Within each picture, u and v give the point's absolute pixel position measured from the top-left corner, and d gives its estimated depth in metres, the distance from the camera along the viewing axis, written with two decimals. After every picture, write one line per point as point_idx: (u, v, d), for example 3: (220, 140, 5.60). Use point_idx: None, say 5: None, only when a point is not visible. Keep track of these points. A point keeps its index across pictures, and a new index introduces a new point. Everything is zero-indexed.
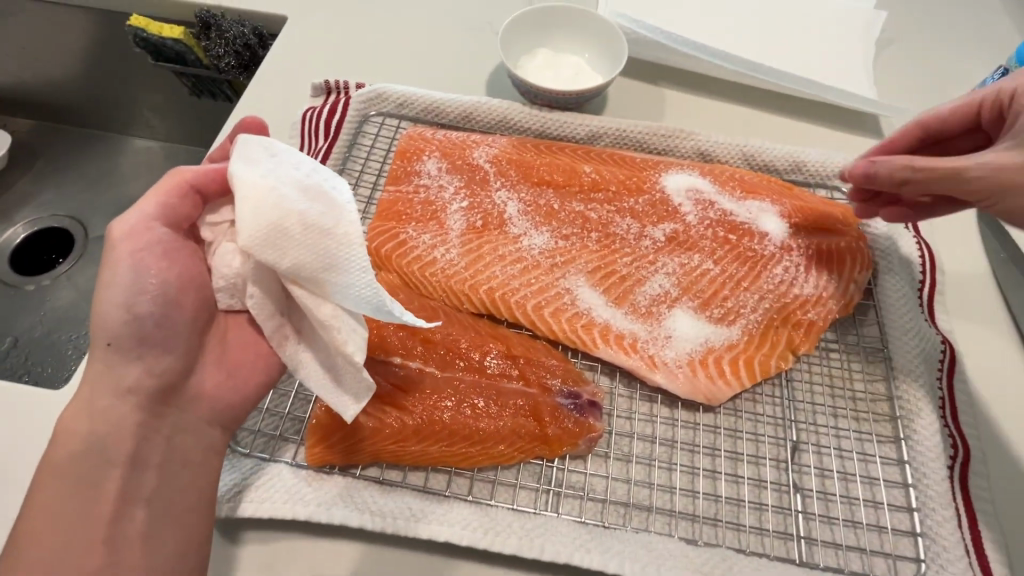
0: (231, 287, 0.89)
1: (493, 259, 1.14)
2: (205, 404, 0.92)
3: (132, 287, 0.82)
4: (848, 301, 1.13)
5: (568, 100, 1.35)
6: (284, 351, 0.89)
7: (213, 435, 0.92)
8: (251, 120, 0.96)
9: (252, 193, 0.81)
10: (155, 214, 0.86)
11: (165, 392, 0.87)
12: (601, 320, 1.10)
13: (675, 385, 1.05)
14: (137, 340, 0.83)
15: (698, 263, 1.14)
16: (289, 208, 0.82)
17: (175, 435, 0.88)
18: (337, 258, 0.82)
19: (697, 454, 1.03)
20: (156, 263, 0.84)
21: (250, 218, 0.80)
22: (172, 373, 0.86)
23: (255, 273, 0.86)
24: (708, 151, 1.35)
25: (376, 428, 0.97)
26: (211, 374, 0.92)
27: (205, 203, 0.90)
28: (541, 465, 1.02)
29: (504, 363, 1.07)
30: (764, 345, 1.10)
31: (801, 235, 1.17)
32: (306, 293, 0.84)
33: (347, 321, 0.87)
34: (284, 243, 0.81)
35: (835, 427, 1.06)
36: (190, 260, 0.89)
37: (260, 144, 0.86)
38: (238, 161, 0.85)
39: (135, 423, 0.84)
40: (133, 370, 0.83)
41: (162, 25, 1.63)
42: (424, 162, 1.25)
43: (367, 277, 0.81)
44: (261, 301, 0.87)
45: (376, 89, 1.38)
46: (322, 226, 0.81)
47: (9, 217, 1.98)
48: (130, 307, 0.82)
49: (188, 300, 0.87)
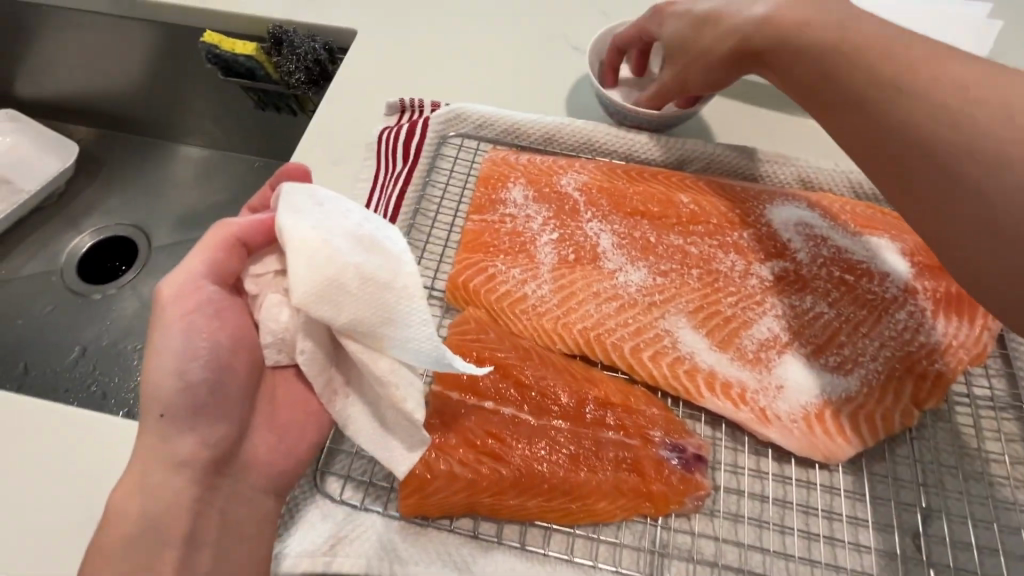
0: (280, 342, 0.88)
1: (586, 296, 1.08)
2: (256, 473, 0.90)
3: (184, 353, 0.83)
4: (982, 350, 1.02)
5: (662, 122, 1.27)
6: (333, 407, 0.87)
7: (269, 503, 0.91)
8: (296, 167, 0.98)
9: (306, 247, 0.82)
10: (202, 273, 0.87)
11: (218, 464, 0.86)
12: (705, 366, 1.02)
13: (791, 442, 0.97)
14: (190, 411, 0.83)
15: (809, 306, 1.06)
16: (342, 261, 0.82)
17: (229, 507, 0.87)
18: (393, 310, 0.82)
19: (810, 515, 0.96)
20: (208, 324, 0.85)
21: (304, 272, 0.80)
22: (224, 443, 0.86)
23: (305, 326, 0.85)
24: (809, 178, 1.25)
25: (472, 481, 0.92)
26: (263, 440, 0.91)
27: (249, 254, 0.90)
28: (644, 524, 0.95)
29: (601, 410, 1.00)
30: (886, 396, 1.00)
31: (926, 277, 1.08)
32: (360, 348, 0.83)
33: (404, 375, 0.85)
34: (339, 297, 0.81)
35: (970, 493, 0.96)
36: (239, 317, 0.89)
37: (306, 194, 0.88)
38: (285, 213, 0.85)
39: (190, 500, 0.83)
40: (186, 441, 0.83)
41: (235, 42, 1.63)
42: (509, 190, 1.19)
43: (428, 330, 0.83)
44: (312, 355, 0.85)
45: (455, 109, 1.34)
46: (378, 278, 0.83)
47: (77, 225, 2.01)
48: (183, 376, 0.82)
49: (240, 364, 0.88)
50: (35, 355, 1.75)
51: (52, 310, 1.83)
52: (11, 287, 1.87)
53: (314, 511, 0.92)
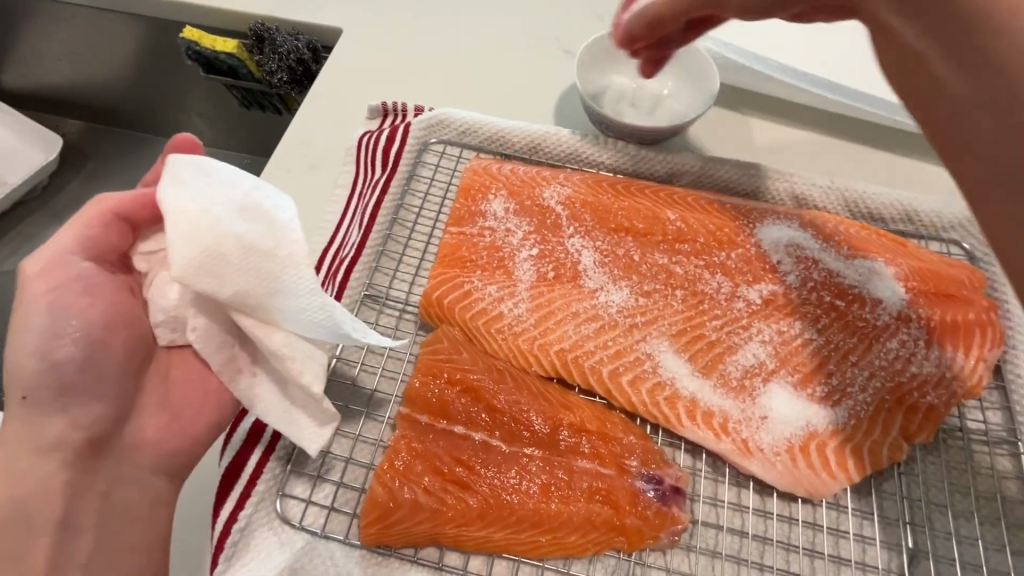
0: (172, 322, 0.85)
1: (565, 316, 1.04)
2: (147, 451, 0.87)
3: (48, 332, 0.76)
4: (978, 382, 0.97)
5: (650, 136, 1.22)
6: (235, 385, 0.87)
7: (159, 485, 0.88)
8: (184, 138, 0.88)
9: (182, 217, 0.78)
10: (74, 246, 0.79)
11: (95, 446, 0.82)
12: (687, 394, 0.98)
13: (772, 476, 0.93)
14: (57, 392, 0.78)
15: (799, 332, 1.01)
16: (224, 230, 0.80)
17: (112, 489, 0.84)
18: (280, 281, 0.83)
19: (793, 552, 0.91)
20: (76, 302, 0.78)
21: (182, 245, 0.77)
22: (101, 424, 0.81)
23: (196, 303, 0.83)
24: (803, 195, 1.21)
25: (436, 510, 0.88)
26: (152, 421, 0.88)
27: (134, 231, 0.84)
28: (617, 558, 0.91)
29: (577, 438, 0.96)
30: (874, 429, 0.95)
31: (922, 304, 1.03)
32: (252, 322, 0.83)
33: (301, 348, 0.86)
34: (221, 269, 0.79)
35: (960, 533, 0.92)
36: (116, 295, 0.82)
37: (191, 162, 0.83)
38: (165, 183, 0.81)
39: (63, 483, 0.79)
40: (55, 424, 0.78)
41: (215, 38, 1.58)
42: (489, 202, 1.14)
43: (319, 300, 0.84)
44: (205, 331, 0.84)
45: (438, 114, 1.29)
46: (262, 248, 0.82)
47: (57, 219, 1.97)
48: (46, 354, 0.76)
49: (116, 340, 0.81)
50: (10, 354, 1.69)
51: None
52: None
53: (271, 539, 0.87)
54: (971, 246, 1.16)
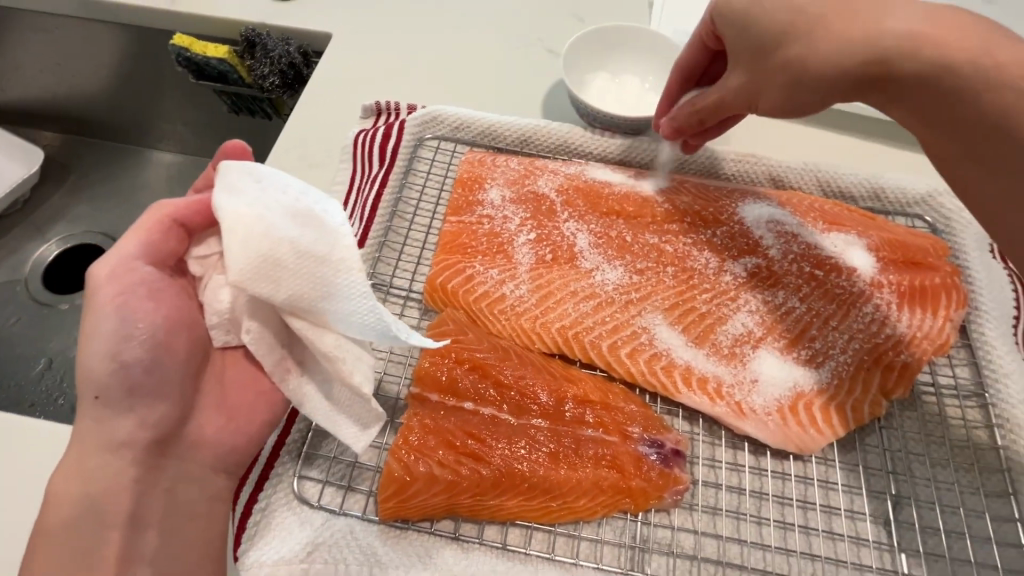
0: (225, 323, 0.87)
1: (564, 295, 1.09)
2: (207, 450, 0.89)
3: (117, 335, 0.79)
4: (945, 340, 1.06)
5: (634, 125, 1.29)
6: (286, 385, 0.87)
7: (219, 482, 0.90)
8: (233, 146, 0.92)
9: (239, 225, 0.80)
10: (138, 252, 0.82)
11: (161, 443, 0.84)
12: (682, 362, 1.04)
13: (766, 434, 0.99)
14: (127, 392, 0.79)
15: (783, 301, 1.08)
16: (279, 236, 0.81)
17: (175, 486, 0.86)
18: (332, 285, 0.81)
19: (786, 505, 0.97)
20: (141, 305, 0.80)
21: (240, 250, 0.79)
22: (166, 422, 0.83)
23: (250, 306, 0.84)
24: (780, 177, 1.29)
25: (452, 482, 0.91)
26: (211, 419, 0.89)
27: (190, 235, 0.86)
28: (624, 520, 0.96)
29: (581, 409, 1.00)
30: (855, 387, 1.02)
31: (891, 271, 1.11)
32: (305, 324, 0.83)
33: (351, 349, 0.86)
34: (277, 274, 0.80)
35: (937, 479, 0.99)
36: (178, 300, 0.85)
37: (244, 171, 0.84)
38: (221, 192, 0.83)
39: (133, 479, 0.81)
40: (125, 423, 0.80)
41: (206, 45, 1.60)
42: (486, 191, 1.19)
43: (369, 303, 0.81)
44: (259, 333, 0.84)
45: (433, 111, 1.34)
46: (315, 252, 0.81)
47: (42, 233, 1.95)
48: (117, 356, 0.78)
49: (179, 343, 0.84)
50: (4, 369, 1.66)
51: (17, 323, 1.76)
52: None
53: (292, 518, 0.90)
54: (934, 219, 1.26)
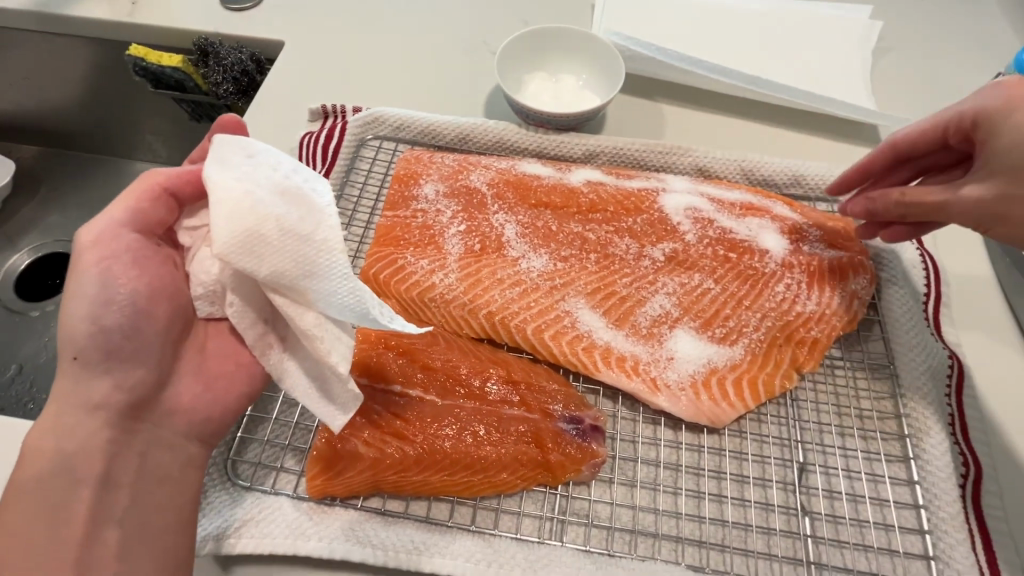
0: (210, 295, 0.89)
1: (491, 283, 1.14)
2: (182, 417, 0.92)
3: (99, 299, 0.83)
4: (852, 317, 1.12)
5: (566, 121, 1.35)
6: (267, 359, 0.90)
7: (191, 449, 0.93)
8: (229, 120, 0.95)
9: (228, 197, 0.82)
10: (124, 220, 0.86)
11: (136, 408, 0.86)
12: (602, 343, 1.09)
13: (678, 408, 1.04)
14: (105, 354, 0.83)
15: (698, 282, 1.14)
16: (266, 211, 0.83)
17: (149, 451, 0.88)
18: (315, 265, 0.83)
19: (699, 476, 1.02)
20: (124, 272, 0.84)
21: (227, 223, 0.81)
22: (142, 388, 0.86)
23: (233, 280, 0.86)
24: (707, 167, 1.35)
25: (376, 459, 0.96)
26: (188, 388, 0.92)
27: (180, 207, 0.90)
28: (545, 492, 1.00)
29: (505, 389, 1.06)
30: (767, 364, 1.08)
31: (801, 252, 1.17)
32: (287, 301, 0.85)
33: (331, 329, 0.88)
34: (260, 249, 0.81)
35: (843, 447, 1.04)
36: (160, 268, 0.88)
37: (238, 146, 0.88)
38: (212, 164, 0.86)
39: (106, 439, 0.84)
40: (101, 385, 0.83)
41: (161, 54, 1.66)
42: (421, 186, 1.25)
43: (350, 284, 0.84)
44: (241, 308, 0.87)
45: (374, 112, 1.40)
46: (299, 231, 0.83)
47: (15, 243, 2.00)
48: (97, 320, 0.82)
49: (160, 311, 0.87)
50: None
51: None
52: None
53: (223, 497, 0.95)
54: None
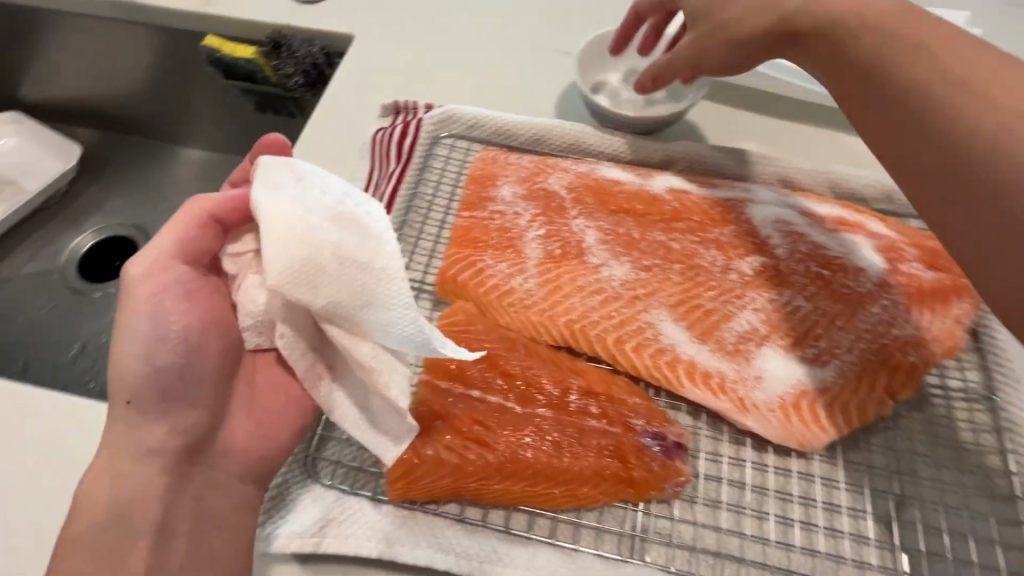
0: (259, 325, 0.90)
1: (572, 290, 1.12)
2: (234, 457, 0.92)
3: (152, 339, 0.85)
4: (953, 343, 1.06)
5: (646, 125, 1.33)
6: (317, 391, 0.90)
7: (248, 491, 0.93)
8: (273, 139, 0.98)
9: (281, 225, 0.83)
10: (174, 250, 0.88)
11: (190, 451, 0.89)
12: (686, 357, 1.06)
13: (767, 430, 1.00)
14: (158, 397, 0.85)
15: (788, 300, 1.09)
16: (320, 240, 0.85)
17: (204, 493, 0.90)
18: (374, 294, 0.85)
19: (786, 502, 0.98)
20: (175, 309, 0.87)
21: (282, 254, 0.82)
22: (196, 429, 0.88)
23: (285, 311, 0.88)
24: (791, 178, 1.29)
25: (458, 465, 0.95)
26: (240, 425, 0.94)
27: (224, 231, 0.91)
28: (626, 509, 0.98)
29: (585, 400, 1.03)
30: (859, 388, 1.03)
31: (901, 271, 1.11)
32: (341, 331, 0.87)
33: (387, 359, 0.89)
34: (317, 280, 0.83)
35: (941, 480, 0.99)
36: (212, 301, 0.91)
37: (285, 169, 0.88)
38: (262, 188, 0.86)
39: (162, 485, 0.86)
40: (156, 429, 0.86)
41: (235, 45, 1.69)
42: (499, 188, 1.23)
43: (411, 314, 0.85)
44: (292, 339, 0.89)
45: (447, 110, 1.38)
46: (356, 260, 0.85)
47: (79, 225, 2.05)
48: (149, 361, 0.84)
49: (211, 347, 0.90)
50: (36, 351, 1.75)
51: (53, 309, 1.85)
52: (10, 287, 1.89)
53: (306, 494, 0.95)
54: None
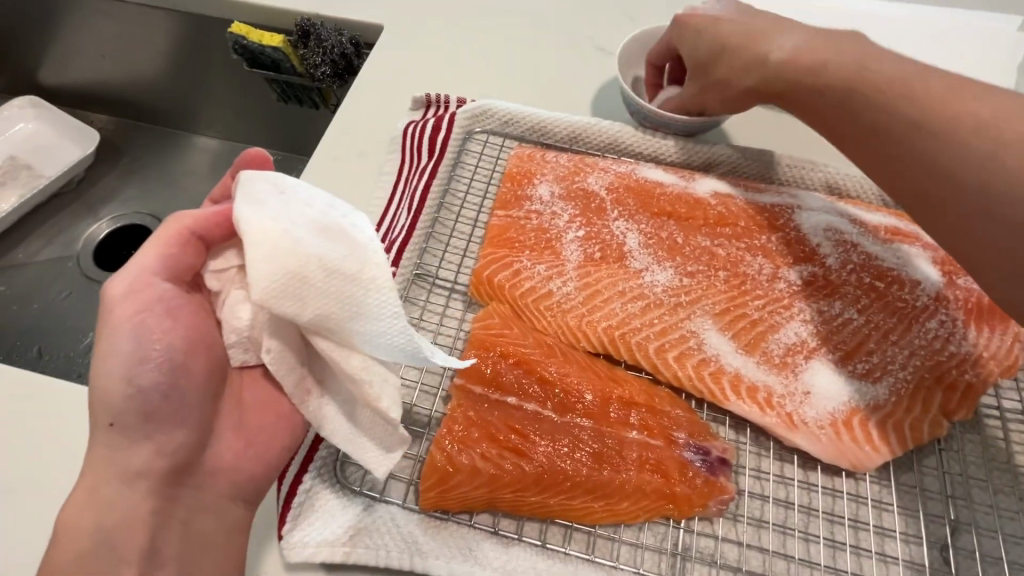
0: (244, 342, 0.87)
1: (612, 294, 1.08)
2: (222, 478, 0.87)
3: (135, 357, 0.79)
4: (1014, 361, 1.00)
5: (690, 128, 1.25)
6: (306, 407, 0.86)
7: (237, 511, 0.88)
8: (253, 154, 0.90)
9: (264, 239, 0.78)
10: (156, 268, 0.83)
11: (178, 472, 0.83)
12: (731, 369, 1.01)
13: (817, 448, 0.95)
14: (143, 418, 0.79)
15: (839, 312, 1.05)
16: (306, 252, 0.79)
17: (191, 517, 0.85)
18: (363, 304, 0.79)
19: (836, 524, 0.93)
20: (159, 327, 0.81)
21: (265, 267, 0.77)
22: (183, 451, 0.82)
23: (271, 324, 0.82)
24: (839, 185, 1.24)
25: (494, 475, 0.91)
26: (228, 444, 0.89)
27: (207, 249, 0.86)
28: (667, 526, 0.94)
29: (625, 412, 0.99)
30: (914, 405, 0.98)
31: (958, 286, 1.07)
32: (330, 344, 0.82)
33: (377, 371, 0.84)
34: (303, 293, 0.78)
35: (999, 506, 0.94)
36: (194, 319, 0.85)
37: (267, 181, 0.83)
38: (244, 203, 0.81)
39: (148, 510, 0.80)
40: (141, 451, 0.79)
41: (262, 33, 1.62)
42: (536, 186, 1.19)
43: (400, 325, 0.79)
44: (279, 353, 0.83)
45: (482, 105, 1.34)
46: (343, 270, 0.79)
47: (95, 212, 2.01)
48: (133, 380, 0.78)
49: (196, 365, 0.84)
50: (50, 340, 1.72)
51: (69, 297, 1.82)
52: (25, 274, 1.85)
53: (333, 501, 0.91)
54: None
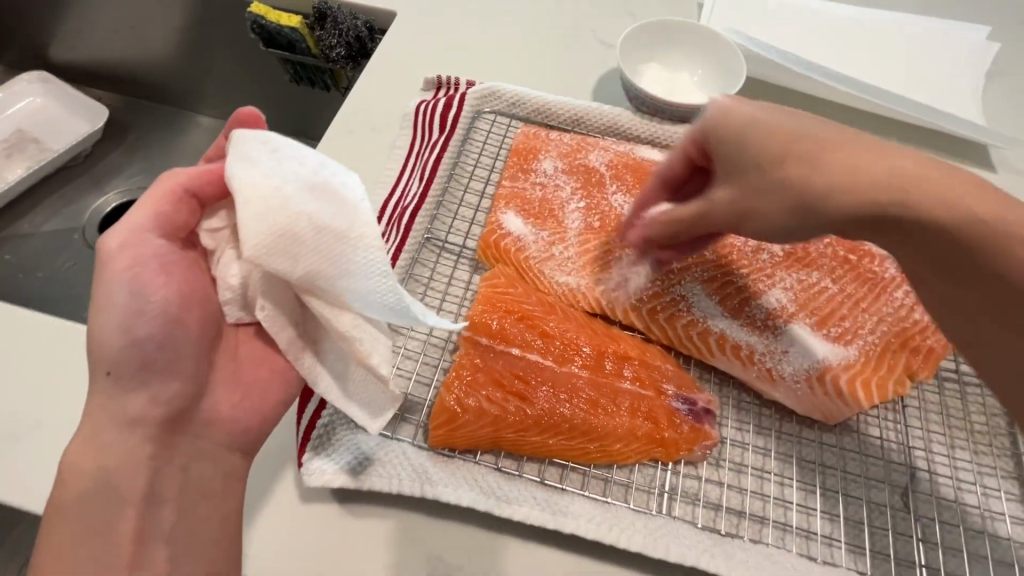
0: (240, 299, 0.88)
1: (610, 260, 1.17)
2: (220, 428, 0.92)
3: (131, 308, 0.83)
4: None
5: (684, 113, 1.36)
6: (300, 364, 0.88)
7: (233, 460, 0.93)
8: (245, 114, 0.91)
9: (256, 196, 0.80)
10: (148, 225, 0.85)
11: (174, 421, 0.87)
12: (718, 329, 1.10)
13: (794, 402, 1.05)
14: (139, 367, 0.83)
15: (815, 280, 1.16)
16: (296, 210, 0.81)
17: (189, 464, 0.89)
18: (351, 262, 0.81)
19: (808, 469, 1.02)
20: (153, 279, 0.84)
21: (256, 225, 0.79)
22: (178, 400, 0.86)
23: (264, 284, 0.84)
24: None
25: (497, 417, 0.98)
26: (225, 396, 0.93)
27: (201, 208, 0.88)
28: (655, 468, 1.02)
29: (619, 364, 1.08)
30: (880, 367, 1.08)
31: None
32: (323, 304, 0.85)
33: (368, 330, 0.88)
34: (295, 250, 0.80)
35: (952, 456, 1.05)
36: (190, 273, 0.88)
37: (259, 141, 0.84)
38: (236, 162, 0.83)
39: (146, 456, 0.84)
40: (138, 399, 0.83)
41: (280, 14, 1.67)
42: (541, 162, 1.27)
43: (388, 283, 0.81)
44: (273, 313, 0.86)
45: (490, 87, 1.42)
46: (333, 228, 0.81)
47: (101, 187, 2.06)
48: (129, 331, 0.82)
49: (192, 318, 0.87)
50: (54, 306, 1.75)
51: (75, 266, 1.85)
52: (30, 243, 1.89)
53: (351, 435, 0.98)
54: None
